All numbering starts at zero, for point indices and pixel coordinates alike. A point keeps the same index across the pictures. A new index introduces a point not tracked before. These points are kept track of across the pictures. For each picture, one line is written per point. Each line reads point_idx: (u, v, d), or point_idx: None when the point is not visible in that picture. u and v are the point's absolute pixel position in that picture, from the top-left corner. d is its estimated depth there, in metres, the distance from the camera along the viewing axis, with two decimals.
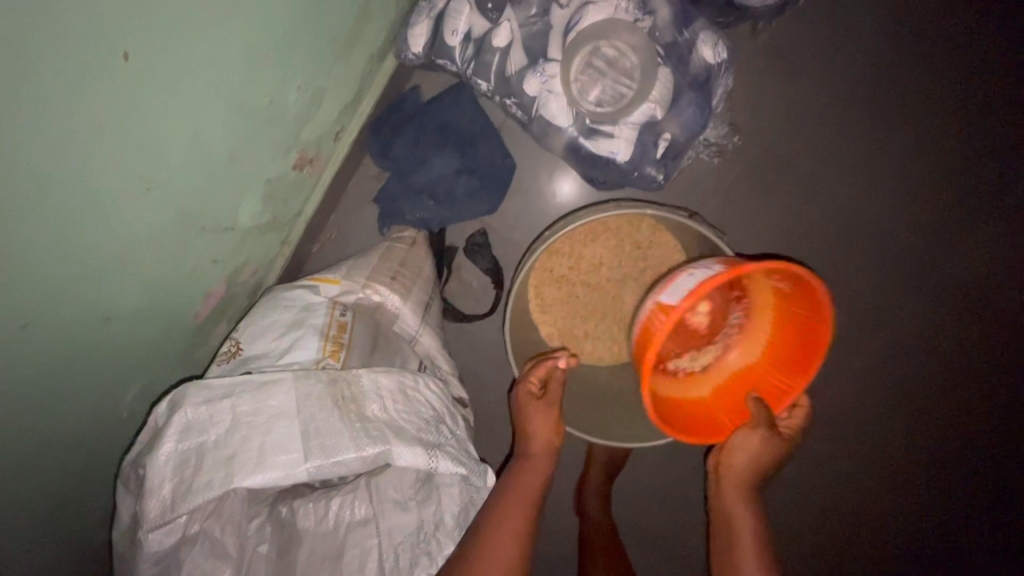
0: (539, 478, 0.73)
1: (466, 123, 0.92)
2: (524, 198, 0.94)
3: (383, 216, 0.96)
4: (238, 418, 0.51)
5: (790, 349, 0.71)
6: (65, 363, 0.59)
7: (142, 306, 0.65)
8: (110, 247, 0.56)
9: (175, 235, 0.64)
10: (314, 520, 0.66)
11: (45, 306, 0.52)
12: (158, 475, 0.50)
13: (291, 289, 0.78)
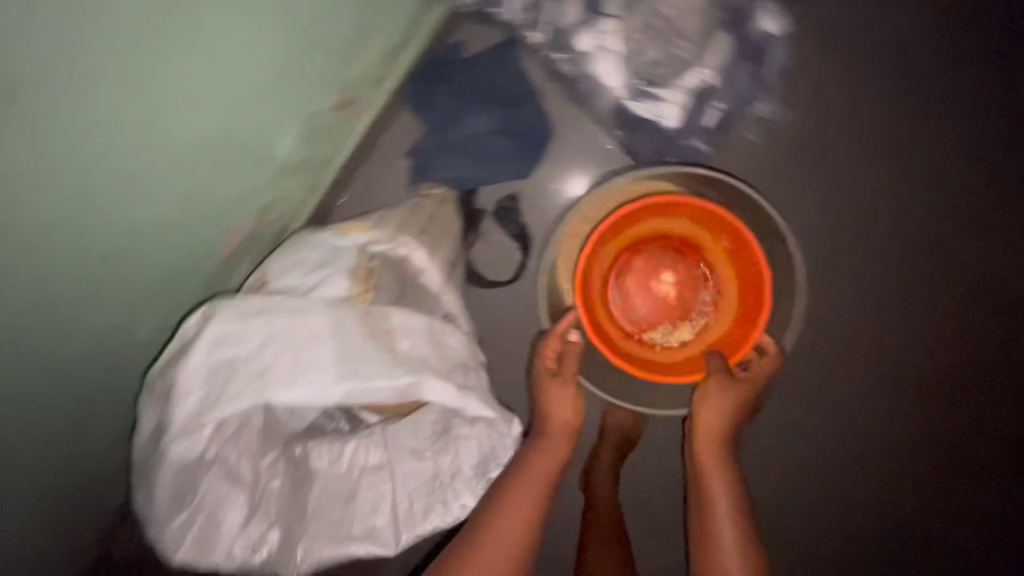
0: (555, 462, 0.67)
1: (507, 82, 0.90)
2: (559, 165, 0.93)
3: (414, 172, 0.94)
4: (272, 335, 0.51)
5: (753, 303, 0.74)
6: (92, 273, 0.58)
7: (170, 226, 0.64)
8: (146, 155, 0.55)
9: (209, 156, 0.63)
10: (327, 462, 0.65)
11: (80, 208, 0.52)
12: (188, 384, 0.49)
13: (319, 232, 0.77)
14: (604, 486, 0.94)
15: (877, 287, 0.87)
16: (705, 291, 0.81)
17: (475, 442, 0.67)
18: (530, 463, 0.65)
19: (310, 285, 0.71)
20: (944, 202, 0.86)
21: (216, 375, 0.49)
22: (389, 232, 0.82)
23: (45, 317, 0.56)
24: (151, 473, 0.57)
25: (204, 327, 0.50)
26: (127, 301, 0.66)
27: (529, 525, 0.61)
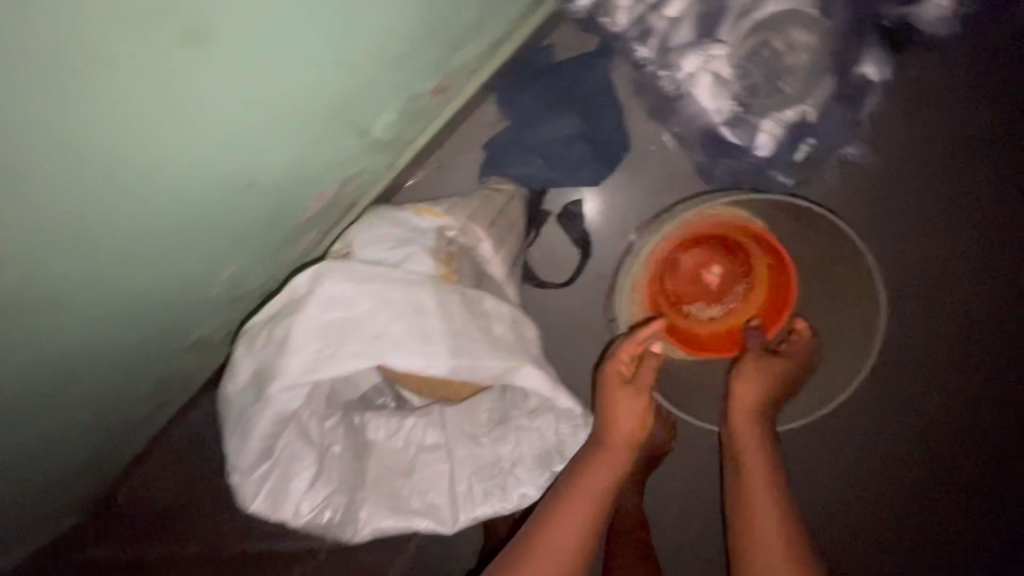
0: (612, 476, 0.64)
1: (594, 91, 0.92)
2: (630, 179, 0.95)
3: (487, 165, 0.96)
4: (383, 303, 0.52)
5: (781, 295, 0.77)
6: (194, 211, 0.60)
7: (266, 180, 0.66)
8: (265, 109, 0.56)
9: (316, 120, 0.64)
10: (384, 435, 0.68)
11: (198, 151, 0.54)
12: (301, 339, 0.50)
13: (399, 210, 0.79)
14: (628, 497, 0.95)
15: (920, 336, 0.92)
16: (741, 284, 0.82)
17: (539, 437, 0.68)
18: (591, 477, 0.63)
19: (394, 259, 0.72)
20: (988, 277, 0.90)
21: (328, 333, 0.50)
22: (462, 219, 0.84)
23: (143, 244, 0.59)
24: (230, 429, 0.55)
25: (316, 286, 0.51)
26: (211, 245, 0.68)
27: (589, 535, 0.60)
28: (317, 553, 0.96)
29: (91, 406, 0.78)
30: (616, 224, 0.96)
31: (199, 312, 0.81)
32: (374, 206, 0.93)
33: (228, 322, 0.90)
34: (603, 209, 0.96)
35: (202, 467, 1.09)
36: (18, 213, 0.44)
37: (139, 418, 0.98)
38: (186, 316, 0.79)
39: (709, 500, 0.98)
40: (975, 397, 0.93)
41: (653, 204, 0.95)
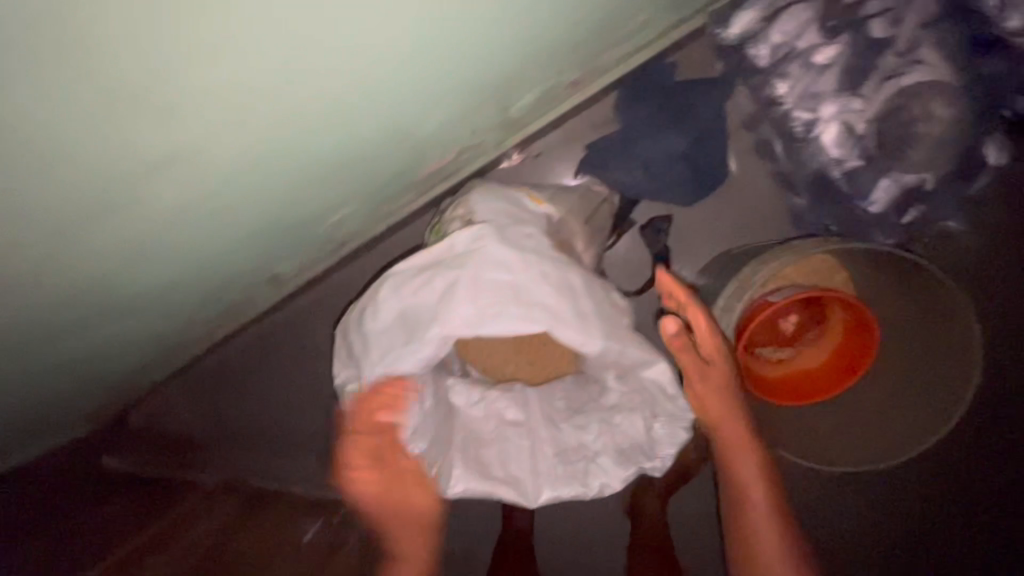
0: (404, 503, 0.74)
1: (707, 115, 0.94)
2: (719, 207, 0.98)
3: (586, 163, 0.97)
4: (539, 276, 0.62)
5: (853, 335, 0.81)
6: (340, 143, 0.60)
7: (404, 128, 0.66)
8: (442, 60, 0.57)
9: (470, 81, 0.65)
10: (466, 401, 0.76)
11: (375, 85, 0.53)
12: (468, 295, 0.61)
13: (511, 191, 0.85)
14: (653, 504, 1.01)
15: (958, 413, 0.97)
16: (810, 329, 0.86)
17: (617, 431, 0.73)
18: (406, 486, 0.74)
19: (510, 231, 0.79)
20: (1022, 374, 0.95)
21: (491, 298, 0.60)
22: (562, 211, 0.89)
23: (290, 165, 0.58)
24: (367, 365, 0.64)
25: (478, 246, 0.62)
26: (337, 180, 0.69)
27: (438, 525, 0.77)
28: (340, 502, 0.98)
29: (178, 306, 0.82)
30: (698, 248, 0.99)
31: (295, 246, 0.84)
32: (471, 178, 0.95)
33: (309, 259, 0.92)
34: (687, 231, 0.99)
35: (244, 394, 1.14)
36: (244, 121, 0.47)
37: (197, 329, 1.01)
38: (282, 246, 0.81)
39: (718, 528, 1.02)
40: (996, 480, 0.98)
41: (736, 235, 0.98)
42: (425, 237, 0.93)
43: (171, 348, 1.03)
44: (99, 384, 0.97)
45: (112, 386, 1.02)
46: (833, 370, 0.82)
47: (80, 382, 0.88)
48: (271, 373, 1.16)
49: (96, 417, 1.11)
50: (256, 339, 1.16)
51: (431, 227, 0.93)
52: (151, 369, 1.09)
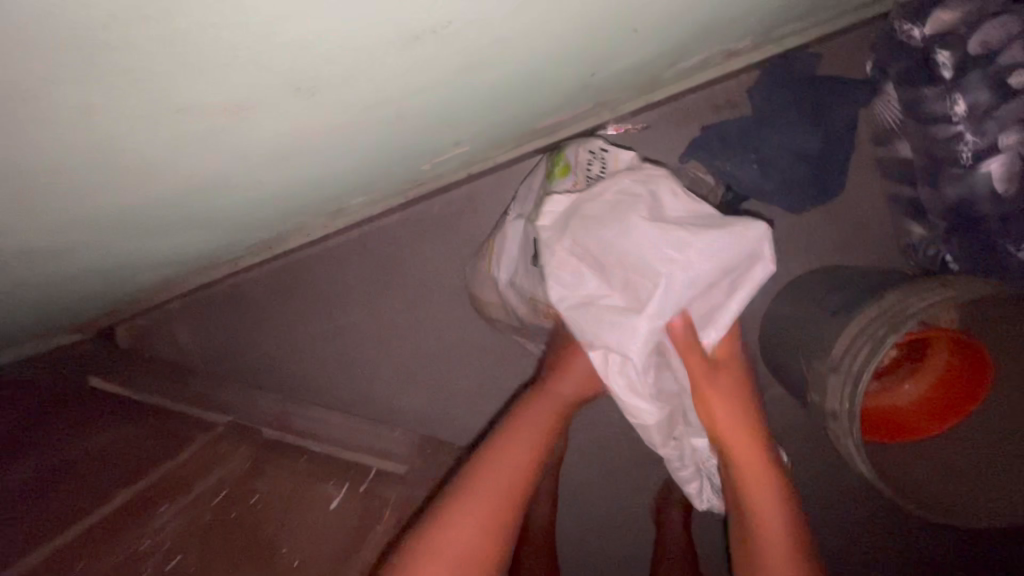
0: (497, 480, 0.64)
1: (842, 120, 0.86)
2: (824, 221, 0.92)
3: (696, 145, 0.88)
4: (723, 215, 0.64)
5: (964, 374, 0.74)
6: (520, 88, 0.49)
7: (582, 83, 0.56)
8: (677, 17, 0.46)
9: (673, 42, 0.54)
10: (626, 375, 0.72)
11: (605, 31, 0.42)
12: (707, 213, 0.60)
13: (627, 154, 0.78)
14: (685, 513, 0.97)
15: None
16: (907, 364, 0.80)
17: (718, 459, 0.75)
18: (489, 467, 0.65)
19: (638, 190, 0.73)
20: None
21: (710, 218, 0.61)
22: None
23: (463, 105, 0.46)
24: (643, 275, 0.57)
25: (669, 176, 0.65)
26: (481, 123, 0.58)
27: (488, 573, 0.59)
28: (363, 471, 0.88)
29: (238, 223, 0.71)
30: (794, 259, 0.93)
31: (385, 177, 0.73)
32: (576, 137, 0.86)
33: (384, 193, 0.81)
34: (785, 239, 0.93)
35: (273, 316, 1.08)
36: (467, 52, 0.35)
37: (241, 250, 0.90)
38: (375, 177, 0.71)
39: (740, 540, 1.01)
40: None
41: (836, 256, 0.92)
42: (524, 188, 0.86)
43: (205, 265, 0.92)
44: (119, 290, 0.85)
45: (123, 293, 0.90)
46: (928, 414, 0.76)
47: (106, 286, 0.77)
48: (303, 307, 1.07)
49: (97, 318, 0.99)
50: (292, 269, 1.06)
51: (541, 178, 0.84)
52: (174, 282, 0.97)
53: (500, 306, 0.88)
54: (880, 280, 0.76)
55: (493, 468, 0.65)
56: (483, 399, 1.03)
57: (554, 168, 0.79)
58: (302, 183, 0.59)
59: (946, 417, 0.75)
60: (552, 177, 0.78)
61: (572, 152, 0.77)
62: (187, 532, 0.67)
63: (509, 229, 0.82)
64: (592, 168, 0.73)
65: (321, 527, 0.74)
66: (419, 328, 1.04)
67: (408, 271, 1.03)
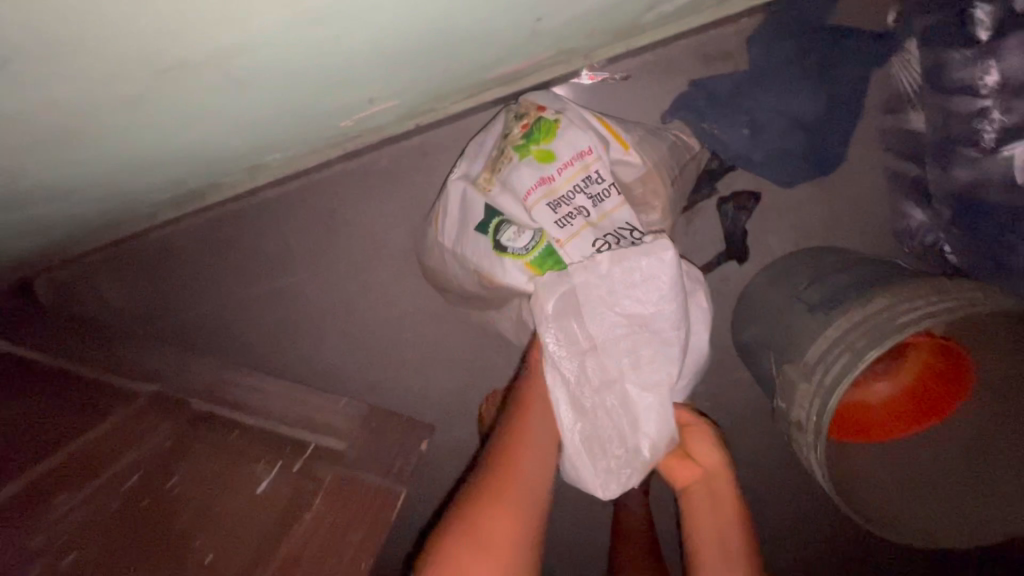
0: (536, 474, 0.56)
1: (852, 80, 0.74)
2: (819, 198, 0.82)
3: (680, 105, 0.77)
4: None
5: (941, 378, 0.70)
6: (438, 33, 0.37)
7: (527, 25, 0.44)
8: None
9: None
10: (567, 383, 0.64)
11: None
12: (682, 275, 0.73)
13: (599, 141, 0.67)
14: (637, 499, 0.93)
15: None
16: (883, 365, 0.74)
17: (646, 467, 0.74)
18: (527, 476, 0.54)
19: (595, 196, 0.65)
20: None
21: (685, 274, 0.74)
22: (648, 163, 0.70)
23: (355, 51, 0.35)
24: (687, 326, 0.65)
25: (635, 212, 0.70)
26: (402, 71, 0.47)
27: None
28: (296, 450, 0.82)
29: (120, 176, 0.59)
30: (782, 237, 0.83)
31: (300, 128, 0.61)
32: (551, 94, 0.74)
33: (310, 147, 0.70)
34: (774, 216, 0.83)
35: (203, 275, 0.97)
36: None
37: (154, 205, 0.79)
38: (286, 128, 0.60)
39: None
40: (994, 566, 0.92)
41: (829, 238, 0.82)
42: (480, 143, 0.75)
43: (114, 219, 0.81)
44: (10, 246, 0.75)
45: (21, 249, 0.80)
46: (899, 418, 0.71)
47: None
48: (235, 266, 0.96)
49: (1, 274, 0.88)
50: (223, 223, 0.95)
51: (497, 136, 0.73)
52: (84, 236, 0.86)
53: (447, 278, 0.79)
54: (870, 275, 0.68)
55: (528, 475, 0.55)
56: (434, 372, 0.97)
57: (532, 143, 0.68)
58: (176, 140, 0.48)
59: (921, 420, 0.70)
60: (525, 154, 0.68)
61: (562, 140, 0.67)
62: (91, 525, 0.62)
63: (453, 191, 0.72)
64: (586, 186, 0.65)
65: (241, 516, 0.69)
66: (365, 295, 0.94)
67: (353, 233, 0.92)
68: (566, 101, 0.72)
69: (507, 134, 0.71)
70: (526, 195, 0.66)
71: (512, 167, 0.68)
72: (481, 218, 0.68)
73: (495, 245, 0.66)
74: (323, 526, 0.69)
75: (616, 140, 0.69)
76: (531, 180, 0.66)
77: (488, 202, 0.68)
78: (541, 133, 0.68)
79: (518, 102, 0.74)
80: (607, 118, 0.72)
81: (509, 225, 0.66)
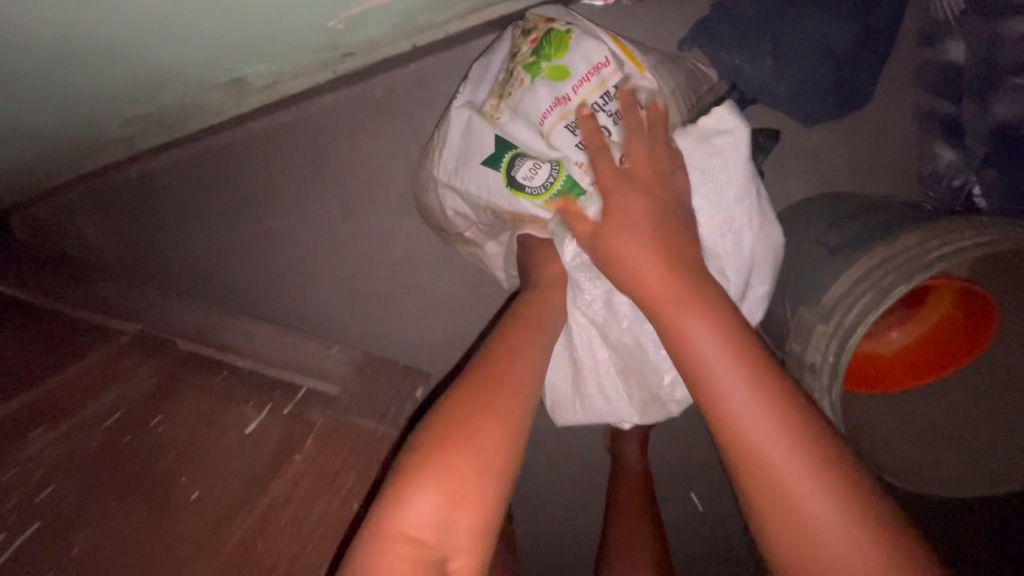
0: (526, 377, 0.53)
1: (887, 4, 0.68)
2: (842, 138, 0.77)
3: (699, 31, 0.72)
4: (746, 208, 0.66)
5: (963, 327, 0.66)
6: None
7: None
8: None
9: None
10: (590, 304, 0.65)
11: None
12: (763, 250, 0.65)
13: (614, 54, 0.62)
14: (635, 455, 0.90)
15: None
16: (899, 312, 0.71)
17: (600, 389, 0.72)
18: (502, 387, 0.51)
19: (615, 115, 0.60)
20: None
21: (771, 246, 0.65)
22: (666, 88, 0.64)
23: None
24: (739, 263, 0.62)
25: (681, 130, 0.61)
26: None
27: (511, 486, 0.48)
28: (286, 393, 0.79)
29: (77, 78, 0.53)
30: (800, 180, 0.78)
31: (283, 31, 0.55)
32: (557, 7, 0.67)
33: (294, 63, 0.64)
34: (794, 157, 0.78)
35: (186, 212, 0.92)
36: None
37: (129, 129, 0.73)
38: (267, 29, 0.53)
39: (694, 480, 0.97)
40: None
41: (852, 182, 0.78)
42: (484, 66, 0.69)
43: (88, 144, 0.75)
44: None
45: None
46: (913, 366, 0.68)
47: None
48: (219, 204, 0.91)
49: None
50: (207, 158, 0.89)
51: (503, 57, 0.67)
52: (58, 166, 0.81)
53: (446, 216, 0.74)
54: (897, 214, 0.64)
55: (514, 374, 0.53)
56: (431, 319, 0.93)
57: (543, 60, 0.62)
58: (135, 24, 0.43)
59: (936, 368, 0.67)
60: (537, 76, 0.62)
61: (575, 53, 0.61)
62: (66, 462, 0.59)
63: (455, 120, 0.67)
64: (604, 106, 0.60)
65: (232, 455, 0.67)
66: (360, 236, 0.90)
67: (346, 169, 0.87)
68: (575, 14, 0.66)
69: (515, 53, 0.65)
70: (541, 119, 0.61)
71: (524, 90, 0.62)
72: (491, 155, 0.62)
73: (508, 181, 0.61)
74: (311, 470, 0.68)
75: (631, 59, 0.63)
76: (546, 102, 0.61)
77: (499, 135, 0.62)
78: (552, 49, 0.62)
79: (525, 19, 0.68)
80: (622, 35, 0.66)
81: (523, 159, 0.60)
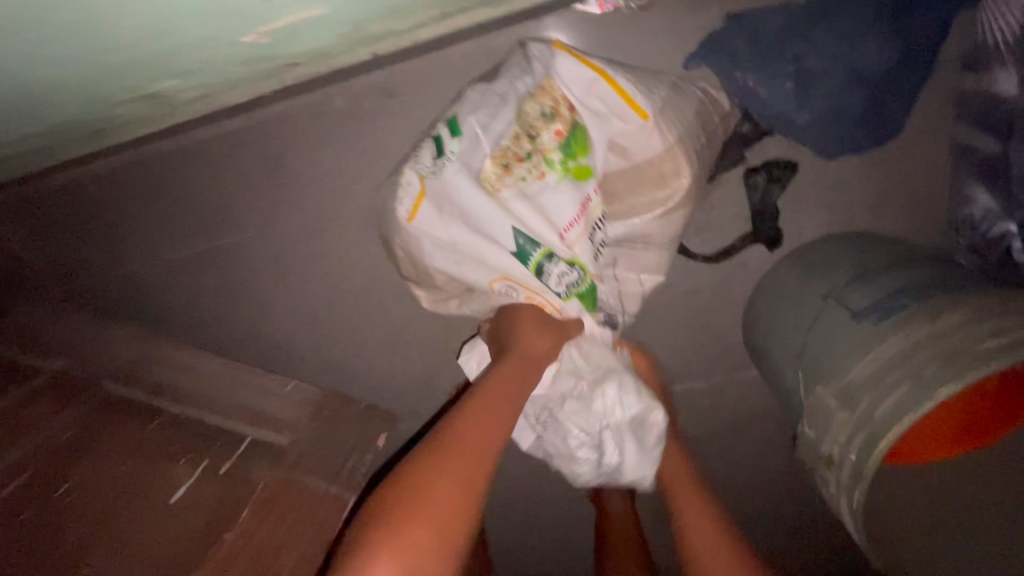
0: (474, 462, 0.44)
1: (927, 24, 0.59)
2: (864, 174, 0.68)
3: (710, 46, 0.62)
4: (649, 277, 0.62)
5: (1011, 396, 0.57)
6: None
7: None
8: None
9: None
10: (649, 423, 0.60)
11: None
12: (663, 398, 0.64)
13: (630, 129, 0.55)
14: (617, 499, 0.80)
15: None
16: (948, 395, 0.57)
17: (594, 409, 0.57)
18: (449, 468, 0.42)
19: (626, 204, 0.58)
20: None
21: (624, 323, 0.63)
22: (675, 135, 0.55)
23: None
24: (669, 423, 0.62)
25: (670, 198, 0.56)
26: None
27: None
28: (225, 446, 0.68)
29: None
30: (816, 217, 0.69)
31: (204, 45, 0.44)
32: (563, 54, 0.55)
33: (233, 75, 0.54)
34: (811, 192, 0.69)
35: (123, 227, 0.81)
36: None
37: (45, 141, 0.62)
38: (183, 40, 0.42)
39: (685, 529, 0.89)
40: None
41: (872, 222, 0.69)
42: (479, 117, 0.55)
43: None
44: None
45: None
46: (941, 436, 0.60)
47: None
48: (158, 218, 0.80)
49: None
50: (143, 167, 0.77)
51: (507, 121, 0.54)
52: None
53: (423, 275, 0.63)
54: (930, 271, 0.55)
55: (465, 445, 0.44)
56: (399, 353, 0.84)
57: (565, 154, 0.54)
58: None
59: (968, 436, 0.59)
60: (557, 168, 0.54)
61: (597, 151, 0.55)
62: None
63: (443, 190, 0.53)
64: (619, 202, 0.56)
65: (153, 534, 0.56)
66: (318, 260, 0.80)
67: (302, 185, 0.76)
68: (594, 79, 0.55)
69: (531, 133, 0.54)
70: (565, 227, 0.54)
71: (545, 188, 0.54)
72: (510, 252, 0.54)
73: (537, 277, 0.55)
74: (245, 545, 0.56)
75: (633, 107, 0.55)
76: (572, 207, 0.54)
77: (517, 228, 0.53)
78: (576, 143, 0.54)
79: (537, 76, 0.55)
80: (636, 84, 0.56)
81: (552, 264, 0.54)
